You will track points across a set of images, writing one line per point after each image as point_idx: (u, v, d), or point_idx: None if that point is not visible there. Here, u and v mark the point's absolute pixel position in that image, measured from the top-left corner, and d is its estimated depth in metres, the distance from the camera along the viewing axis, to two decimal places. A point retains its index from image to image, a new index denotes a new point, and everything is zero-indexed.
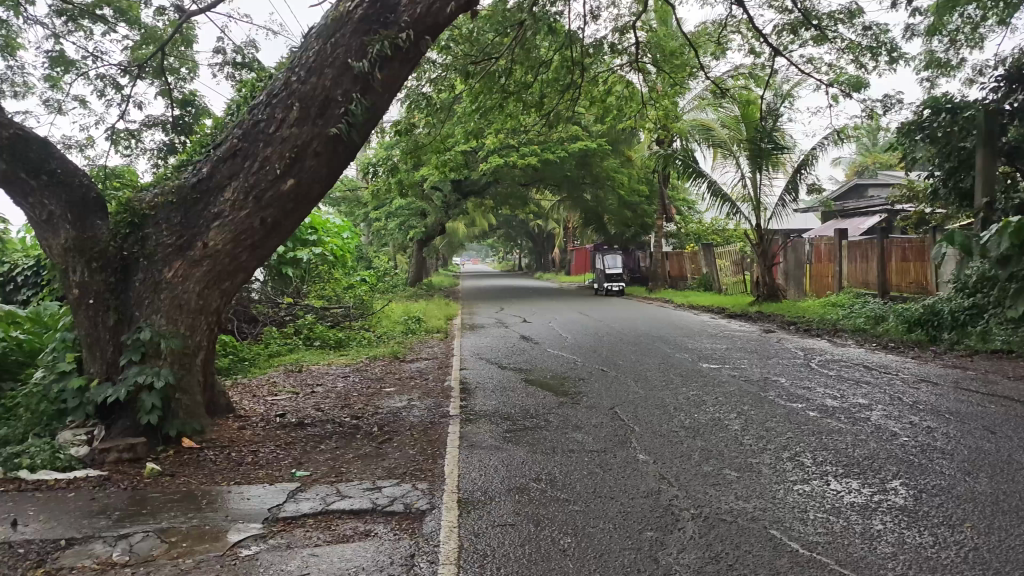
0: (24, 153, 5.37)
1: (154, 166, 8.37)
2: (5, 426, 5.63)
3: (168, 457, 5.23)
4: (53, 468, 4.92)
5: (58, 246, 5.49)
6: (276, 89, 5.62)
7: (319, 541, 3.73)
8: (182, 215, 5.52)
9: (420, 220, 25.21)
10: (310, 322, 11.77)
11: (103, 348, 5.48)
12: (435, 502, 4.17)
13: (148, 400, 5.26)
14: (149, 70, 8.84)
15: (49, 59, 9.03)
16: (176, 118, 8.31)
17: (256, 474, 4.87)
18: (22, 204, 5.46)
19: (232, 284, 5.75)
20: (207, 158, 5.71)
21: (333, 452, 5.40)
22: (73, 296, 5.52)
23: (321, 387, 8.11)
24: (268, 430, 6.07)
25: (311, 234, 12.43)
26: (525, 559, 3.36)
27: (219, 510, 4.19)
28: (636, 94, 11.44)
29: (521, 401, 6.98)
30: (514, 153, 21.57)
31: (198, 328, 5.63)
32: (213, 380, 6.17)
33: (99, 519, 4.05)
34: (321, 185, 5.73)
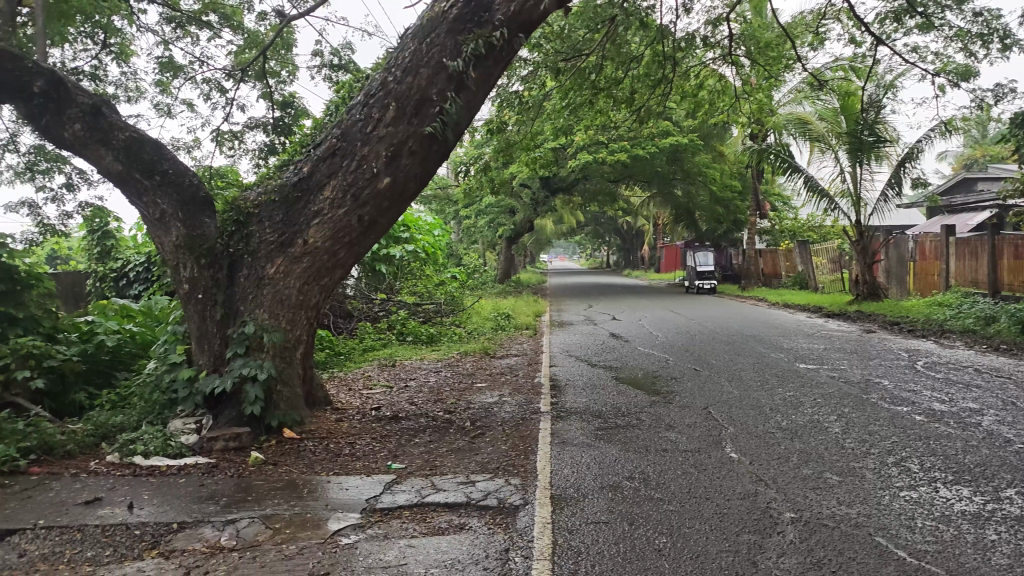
0: (139, 154, 5.65)
1: (255, 166, 8.66)
2: (121, 414, 5.97)
3: (270, 447, 5.42)
4: (165, 455, 5.16)
5: (169, 243, 5.77)
6: (373, 89, 5.74)
7: (414, 533, 3.80)
8: (284, 214, 5.71)
9: (508, 217, 25.35)
10: (403, 317, 12.00)
11: (211, 341, 5.72)
12: (528, 498, 4.19)
13: (251, 392, 5.44)
14: (252, 73, 9.17)
15: (159, 65, 9.46)
16: (276, 119, 8.59)
17: (353, 465, 5.00)
18: (138, 204, 5.75)
19: (331, 280, 5.90)
20: (307, 158, 5.88)
21: (427, 446, 5.49)
22: (184, 291, 5.78)
23: (414, 381, 8.26)
24: (365, 422, 6.23)
25: (403, 232, 12.66)
26: (619, 557, 3.35)
27: (320, 499, 4.32)
28: (730, 88, 11.18)
29: (612, 399, 6.92)
30: (604, 149, 21.46)
31: (298, 322, 5.80)
32: (312, 373, 6.35)
33: (208, 505, 4.23)
34: (416, 184, 5.83)
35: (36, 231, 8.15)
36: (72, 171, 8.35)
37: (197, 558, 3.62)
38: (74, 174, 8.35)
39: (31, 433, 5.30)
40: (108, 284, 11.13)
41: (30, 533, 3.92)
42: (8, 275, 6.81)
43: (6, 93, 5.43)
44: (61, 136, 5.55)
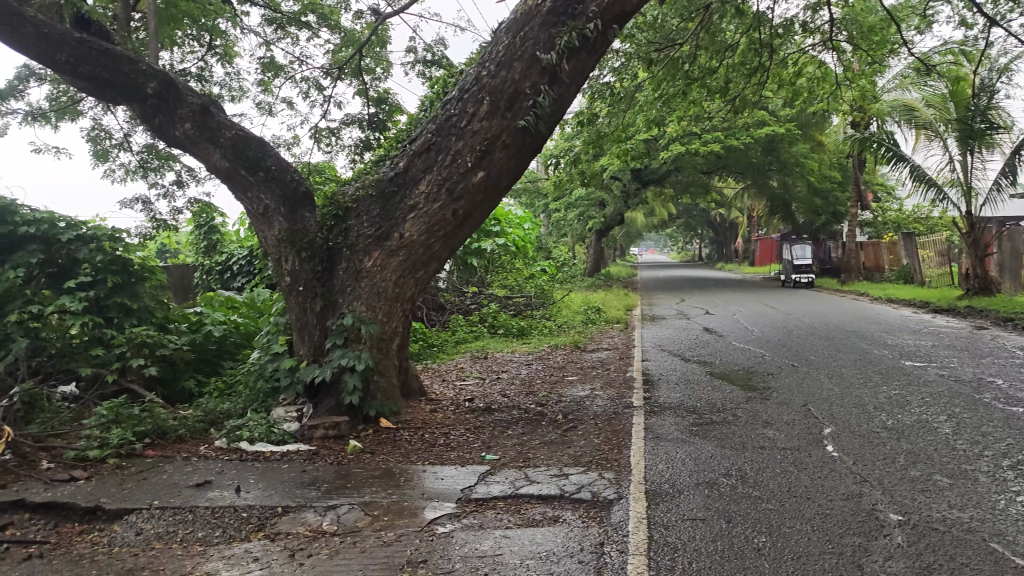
0: (244, 152, 5.88)
1: (351, 162, 8.85)
2: (227, 401, 6.23)
3: (367, 436, 5.56)
4: (269, 441, 5.36)
5: (272, 237, 5.98)
6: (467, 84, 5.80)
7: (509, 524, 3.83)
8: (381, 208, 5.83)
9: (598, 211, 25.25)
10: (494, 310, 12.11)
11: (311, 332, 5.89)
12: (622, 492, 4.16)
13: (350, 382, 5.57)
14: (349, 71, 9.38)
15: (261, 65, 9.79)
16: (371, 115, 8.74)
17: (448, 455, 5.08)
18: (244, 200, 5.98)
19: (426, 273, 5.99)
20: (403, 153, 5.99)
21: (520, 437, 5.53)
22: (286, 283, 5.98)
23: (506, 373, 8.32)
24: (458, 413, 6.32)
25: (494, 225, 12.74)
26: (718, 556, 3.29)
27: (417, 488, 4.41)
28: (830, 75, 10.78)
29: (706, 395, 6.80)
30: (697, 141, 21.09)
31: (394, 314, 5.92)
32: (407, 365, 6.48)
33: (311, 491, 4.37)
34: (509, 178, 5.86)
35: (149, 226, 8.58)
36: (181, 169, 8.74)
37: (301, 541, 3.75)
38: (182, 171, 8.74)
39: (146, 418, 5.59)
40: (214, 277, 11.63)
41: (147, 512, 4.14)
42: (123, 267, 7.37)
43: (122, 94, 5.72)
44: (173, 135, 5.82)
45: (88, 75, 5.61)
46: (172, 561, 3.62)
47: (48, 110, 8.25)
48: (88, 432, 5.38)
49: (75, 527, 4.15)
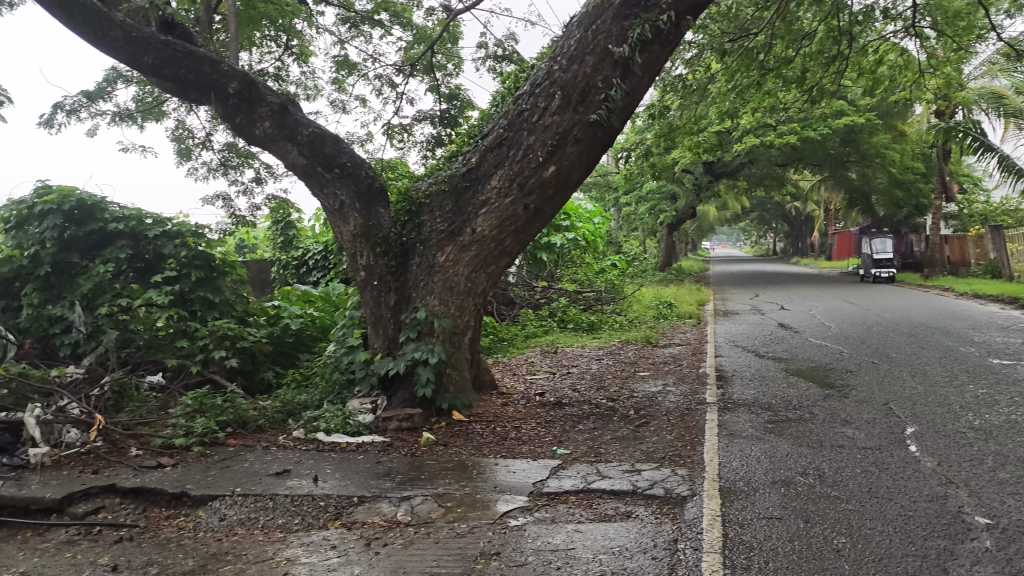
0: (321, 150, 6.02)
1: (424, 158, 8.95)
2: (305, 393, 6.40)
3: (440, 428, 5.63)
4: (345, 432, 5.48)
5: (348, 232, 6.10)
6: (539, 79, 5.81)
7: (582, 519, 3.83)
8: (454, 203, 5.90)
9: (670, 204, 24.97)
10: (564, 305, 12.11)
11: (385, 325, 6.00)
12: (696, 489, 4.12)
13: (424, 374, 5.65)
14: (421, 68, 9.48)
15: (335, 64, 9.98)
16: (442, 111, 8.83)
17: (520, 449, 5.10)
18: (321, 196, 6.13)
19: (498, 267, 6.02)
20: (475, 149, 6.04)
21: (591, 433, 5.51)
22: (361, 277, 6.10)
23: (577, 368, 8.32)
24: (529, 407, 6.34)
25: (565, 220, 12.54)
26: (795, 556, 3.22)
27: (490, 481, 4.45)
28: (913, 63, 10.39)
29: (781, 391, 6.67)
30: (772, 132, 20.63)
31: (467, 309, 5.97)
32: (479, 358, 6.53)
33: (386, 481, 4.45)
34: (581, 172, 5.84)
35: (229, 222, 8.84)
36: (259, 166, 8.99)
37: (376, 531, 3.83)
38: (261, 168, 8.98)
39: (228, 408, 5.79)
40: (291, 272, 11.94)
41: (230, 498, 4.28)
42: (205, 262, 7.66)
43: (205, 94, 5.92)
44: (253, 134, 6.00)
45: (173, 76, 5.82)
46: (254, 546, 3.75)
47: (135, 110, 8.58)
48: (174, 420, 5.60)
49: (163, 511, 4.32)
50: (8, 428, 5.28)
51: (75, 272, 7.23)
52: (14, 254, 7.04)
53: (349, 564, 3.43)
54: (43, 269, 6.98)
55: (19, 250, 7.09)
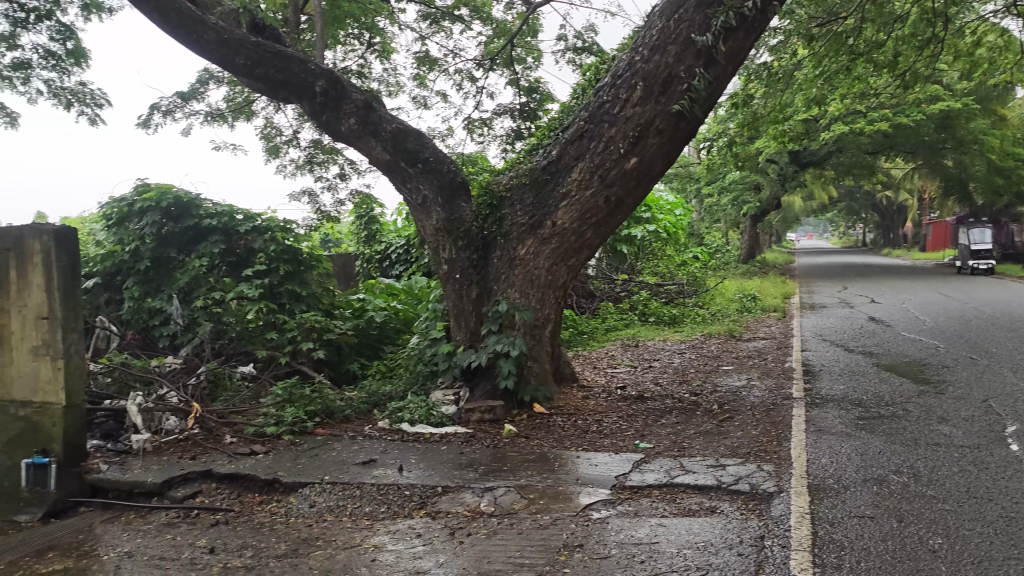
0: (404, 145, 6.11)
1: (504, 152, 8.99)
2: (389, 384, 6.53)
3: (522, 420, 5.66)
4: (428, 423, 5.57)
5: (431, 226, 6.20)
6: (620, 70, 5.76)
7: (665, 513, 3.81)
8: (535, 196, 5.92)
9: (754, 195, 24.44)
10: (645, 298, 12.01)
11: (468, 318, 6.08)
12: (783, 486, 4.03)
13: (505, 366, 5.69)
14: (501, 62, 9.51)
15: (417, 60, 10.11)
16: (522, 104, 8.84)
17: (602, 442, 5.09)
18: (404, 190, 6.24)
19: (579, 260, 6.00)
20: (555, 141, 6.04)
21: (674, 427, 5.45)
22: (443, 271, 6.20)
23: (658, 362, 8.23)
24: (611, 400, 6.32)
25: (645, 212, 12.70)
26: (888, 556, 3.13)
27: (572, 473, 4.45)
28: (1014, 43, 9.90)
29: (873, 387, 6.46)
30: (862, 119, 19.95)
31: (547, 301, 5.98)
32: (560, 351, 6.53)
33: (469, 472, 4.50)
34: (663, 163, 5.76)
35: (315, 217, 9.08)
36: (344, 162, 9.19)
37: (460, 521, 3.89)
38: (345, 164, 9.18)
39: (317, 398, 5.97)
40: (374, 266, 12.18)
41: (319, 486, 4.40)
42: (294, 257, 7.90)
43: (293, 93, 6.09)
44: (339, 131, 6.14)
45: (263, 76, 6.01)
46: (342, 532, 3.85)
47: (225, 110, 8.88)
48: (266, 409, 5.81)
49: (256, 497, 4.48)
50: (112, 415, 5.56)
51: (172, 266, 7.55)
52: (116, 250, 7.41)
53: (434, 552, 3.49)
54: (144, 264, 7.32)
55: (121, 246, 7.46)
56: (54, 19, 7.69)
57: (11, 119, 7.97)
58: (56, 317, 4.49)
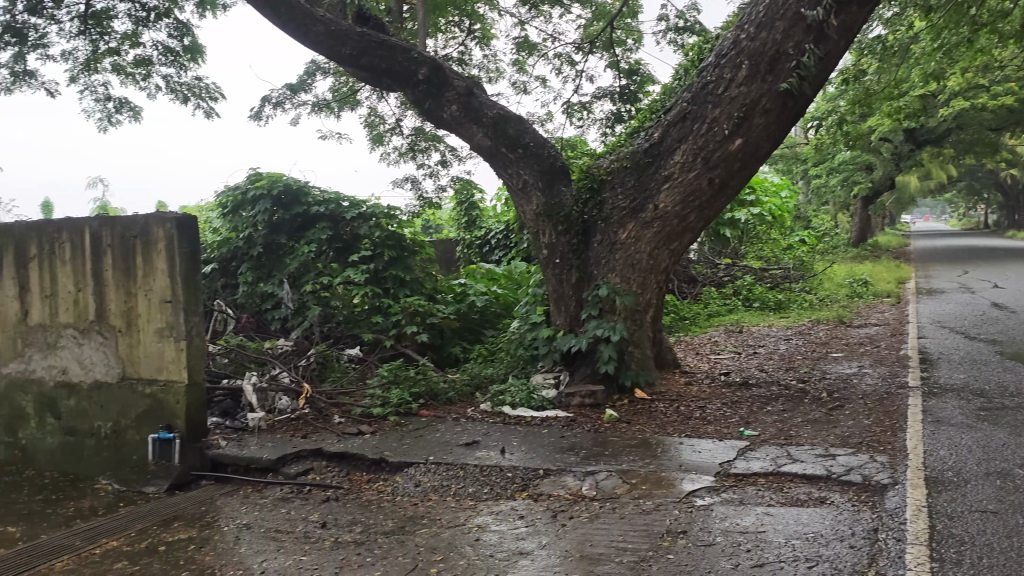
0: (505, 130, 6.14)
1: (604, 135, 8.92)
2: (491, 367, 6.62)
3: (623, 405, 5.64)
4: (529, 406, 5.62)
5: (531, 211, 6.23)
6: (725, 48, 5.61)
7: (772, 502, 3.73)
8: (636, 179, 5.86)
9: (866, 175, 23.44)
10: (749, 283, 11.74)
11: (568, 302, 6.10)
12: (897, 477, 3.87)
13: (606, 351, 5.68)
14: (600, 45, 9.42)
15: (516, 45, 10.13)
16: (622, 87, 8.74)
17: (705, 429, 5.01)
18: (505, 175, 6.28)
19: (681, 244, 5.90)
20: (658, 123, 5.94)
21: (780, 415, 5.32)
22: (544, 255, 6.22)
23: (763, 348, 8.04)
24: (714, 386, 6.23)
25: (749, 194, 12.00)
26: (1013, 553, 2.98)
27: (675, 459, 4.41)
28: None
29: (997, 376, 6.12)
30: (985, 93, 18.82)
31: (649, 286, 5.91)
32: (662, 337, 6.46)
33: (571, 455, 4.51)
34: (769, 144, 5.60)
35: (418, 204, 9.25)
36: (446, 149, 9.32)
37: (563, 503, 3.91)
38: (446, 151, 9.31)
39: (421, 380, 6.11)
40: (474, 251, 12.34)
41: (424, 466, 4.50)
42: (397, 243, 8.07)
43: (396, 81, 6.20)
44: (442, 117, 6.23)
45: (368, 66, 6.15)
46: (447, 511, 3.93)
47: (332, 100, 9.13)
48: (372, 390, 5.99)
49: (364, 475, 4.63)
50: (229, 394, 5.85)
51: (282, 252, 7.83)
52: (232, 237, 7.77)
53: (536, 534, 3.53)
54: (256, 250, 7.62)
55: (236, 233, 7.82)
56: (172, 17, 8.07)
57: (134, 113, 8.42)
58: (179, 300, 4.75)
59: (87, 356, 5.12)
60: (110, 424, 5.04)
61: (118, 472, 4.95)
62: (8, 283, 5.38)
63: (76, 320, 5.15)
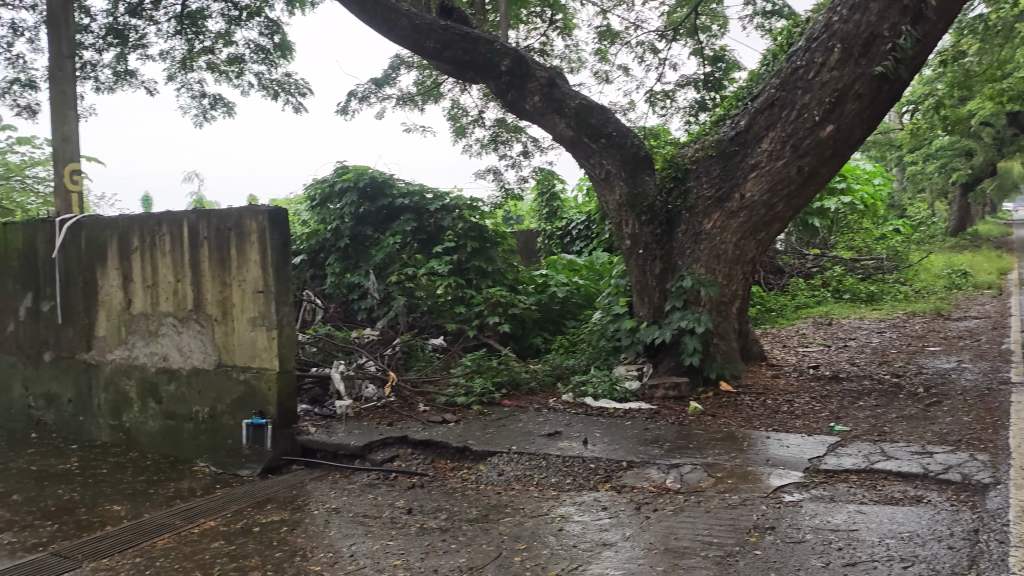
0: (587, 120, 6.10)
1: (687, 124, 8.77)
2: (573, 358, 6.62)
3: (708, 398, 5.55)
4: (612, 398, 5.60)
5: (614, 201, 6.19)
6: (816, 32, 5.44)
7: (864, 499, 3.62)
8: (722, 168, 5.74)
9: (965, 160, 22.40)
10: (839, 274, 11.40)
11: (651, 293, 6.04)
12: (1000, 477, 3.70)
13: (690, 343, 5.60)
14: (684, 32, 9.26)
15: (598, 34, 10.04)
16: (706, 74, 8.57)
17: (793, 424, 4.90)
18: (588, 166, 6.25)
19: (768, 234, 5.77)
20: (744, 110, 5.81)
21: (873, 410, 5.15)
22: (627, 246, 6.17)
23: (855, 341, 7.79)
24: (802, 380, 6.08)
25: (840, 182, 11.61)
26: None
27: (762, 454, 4.32)
28: None
29: None
30: None
31: (735, 277, 5.80)
32: (747, 329, 6.34)
33: (654, 448, 4.47)
34: (862, 130, 5.41)
35: (500, 195, 9.30)
36: (527, 140, 9.33)
37: (647, 496, 3.89)
38: (528, 142, 9.32)
39: (503, 370, 6.16)
40: (556, 242, 12.35)
41: (507, 455, 4.54)
42: (479, 234, 8.13)
43: (480, 73, 6.24)
44: (524, 108, 6.24)
45: (452, 58, 6.21)
46: (530, 501, 3.96)
47: (415, 93, 9.24)
48: (456, 379, 6.07)
49: (448, 463, 4.70)
50: (318, 381, 6.01)
51: (368, 244, 8.02)
52: (320, 229, 8.02)
53: (620, 525, 3.52)
54: (343, 241, 7.84)
55: (324, 225, 8.04)
56: (263, 16, 8.31)
57: (228, 109, 8.71)
58: (270, 290, 4.91)
59: (185, 343, 5.35)
60: (207, 410, 5.25)
61: (215, 456, 5.16)
62: (112, 274, 5.65)
63: (175, 309, 5.37)
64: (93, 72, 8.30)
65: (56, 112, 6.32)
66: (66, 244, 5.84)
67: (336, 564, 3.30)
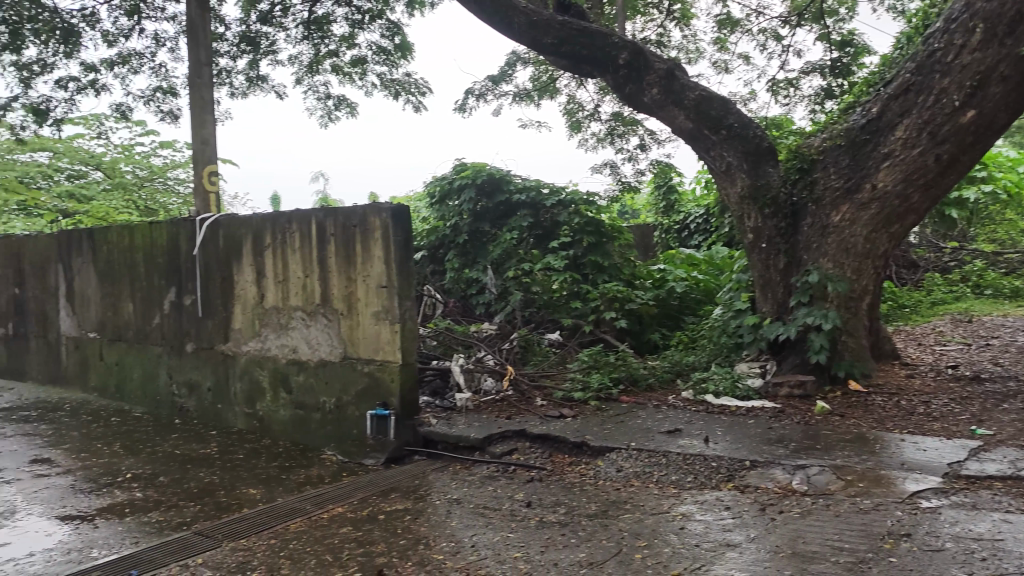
0: (708, 111, 5.97)
1: (812, 113, 8.45)
2: (693, 355, 6.50)
3: (836, 398, 5.34)
4: (734, 396, 5.47)
5: (735, 193, 6.02)
6: (956, 12, 5.12)
7: (1010, 508, 3.39)
8: (851, 158, 5.51)
9: None
10: (981, 267, 10.79)
11: (775, 289, 5.86)
12: None
13: (817, 340, 5.40)
14: (809, 17, 8.91)
15: (717, 23, 9.80)
16: (833, 60, 8.19)
17: (930, 426, 4.65)
18: (708, 158, 6.12)
19: (902, 227, 5.49)
20: (876, 97, 5.54)
21: (1019, 413, 4.82)
22: (749, 240, 6.01)
23: (998, 339, 7.31)
24: (940, 380, 5.75)
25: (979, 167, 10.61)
26: None
27: (896, 457, 4.12)
28: None
29: None
30: None
31: (865, 272, 5.55)
32: (878, 326, 6.05)
33: (779, 448, 4.34)
34: (1008, 114, 5.06)
35: (616, 188, 9.24)
36: (644, 133, 9.21)
37: (771, 497, 3.78)
38: (645, 135, 9.20)
39: (621, 365, 6.11)
40: (673, 236, 12.16)
41: (626, 452, 4.51)
42: (597, 228, 8.10)
43: (597, 67, 6.22)
44: (642, 101, 6.17)
45: (569, 53, 6.21)
46: (650, 498, 3.92)
47: (532, 89, 9.28)
48: (573, 374, 6.07)
49: (566, 458, 4.71)
50: (439, 374, 6.13)
51: (486, 239, 8.12)
52: (440, 225, 8.20)
53: (744, 526, 3.43)
54: (462, 237, 7.98)
55: (444, 222, 8.21)
56: (384, 18, 8.54)
57: (351, 110, 9.02)
58: (393, 285, 5.05)
59: (314, 336, 5.57)
60: (333, 400, 5.46)
61: (341, 444, 5.36)
62: (247, 270, 5.95)
63: (305, 303, 5.60)
64: (228, 78, 8.75)
65: (195, 117, 6.72)
66: (206, 242, 6.19)
67: (457, 554, 3.37)
